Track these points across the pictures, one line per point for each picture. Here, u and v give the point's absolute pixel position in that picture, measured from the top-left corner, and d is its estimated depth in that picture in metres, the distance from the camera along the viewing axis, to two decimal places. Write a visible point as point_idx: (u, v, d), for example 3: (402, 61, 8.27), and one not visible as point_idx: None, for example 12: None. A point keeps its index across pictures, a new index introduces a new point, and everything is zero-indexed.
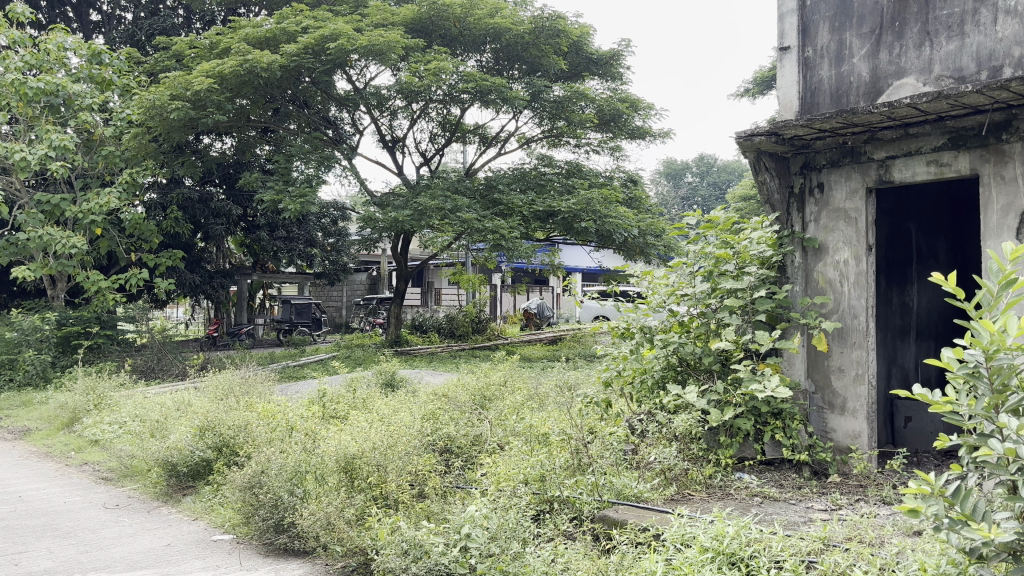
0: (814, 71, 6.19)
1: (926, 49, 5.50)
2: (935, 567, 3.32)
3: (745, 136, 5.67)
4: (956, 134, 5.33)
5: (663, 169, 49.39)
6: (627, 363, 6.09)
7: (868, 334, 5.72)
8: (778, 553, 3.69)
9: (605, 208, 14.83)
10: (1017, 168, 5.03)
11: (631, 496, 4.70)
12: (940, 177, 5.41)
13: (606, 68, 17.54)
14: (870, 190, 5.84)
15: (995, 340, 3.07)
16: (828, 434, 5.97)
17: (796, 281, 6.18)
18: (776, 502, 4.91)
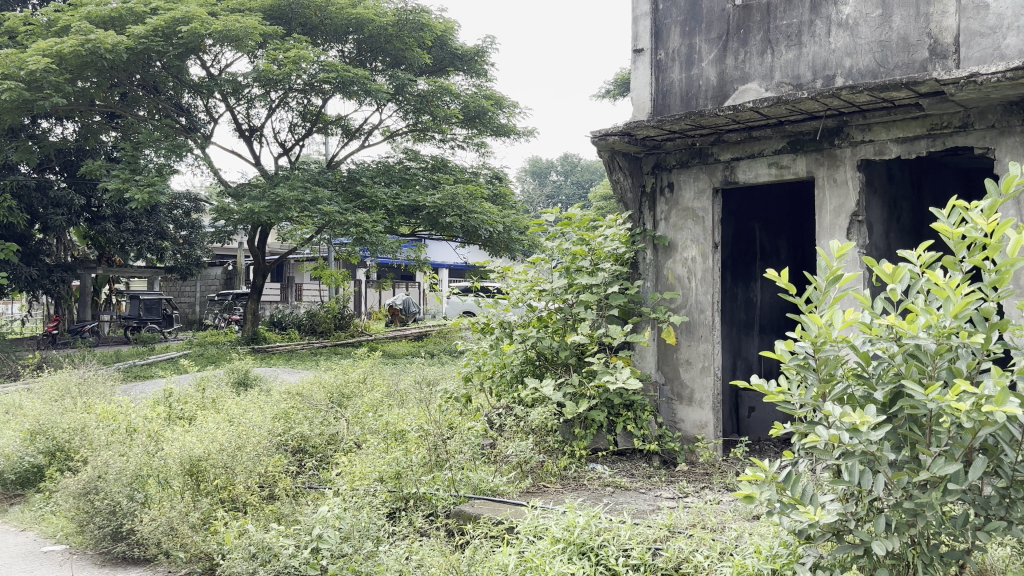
0: (665, 74, 6.39)
1: (768, 57, 5.79)
2: (768, 549, 3.51)
3: (601, 135, 5.79)
4: (794, 138, 5.63)
5: (529, 167, 50.03)
6: (487, 358, 6.09)
7: (713, 328, 5.99)
8: (625, 541, 3.79)
9: (470, 204, 14.87)
10: (848, 171, 5.40)
11: (487, 490, 4.69)
12: (779, 179, 5.71)
13: (470, 64, 17.59)
14: (716, 190, 6.09)
15: (822, 333, 3.24)
16: (677, 424, 6.20)
17: (647, 278, 6.38)
18: (627, 492, 5.06)
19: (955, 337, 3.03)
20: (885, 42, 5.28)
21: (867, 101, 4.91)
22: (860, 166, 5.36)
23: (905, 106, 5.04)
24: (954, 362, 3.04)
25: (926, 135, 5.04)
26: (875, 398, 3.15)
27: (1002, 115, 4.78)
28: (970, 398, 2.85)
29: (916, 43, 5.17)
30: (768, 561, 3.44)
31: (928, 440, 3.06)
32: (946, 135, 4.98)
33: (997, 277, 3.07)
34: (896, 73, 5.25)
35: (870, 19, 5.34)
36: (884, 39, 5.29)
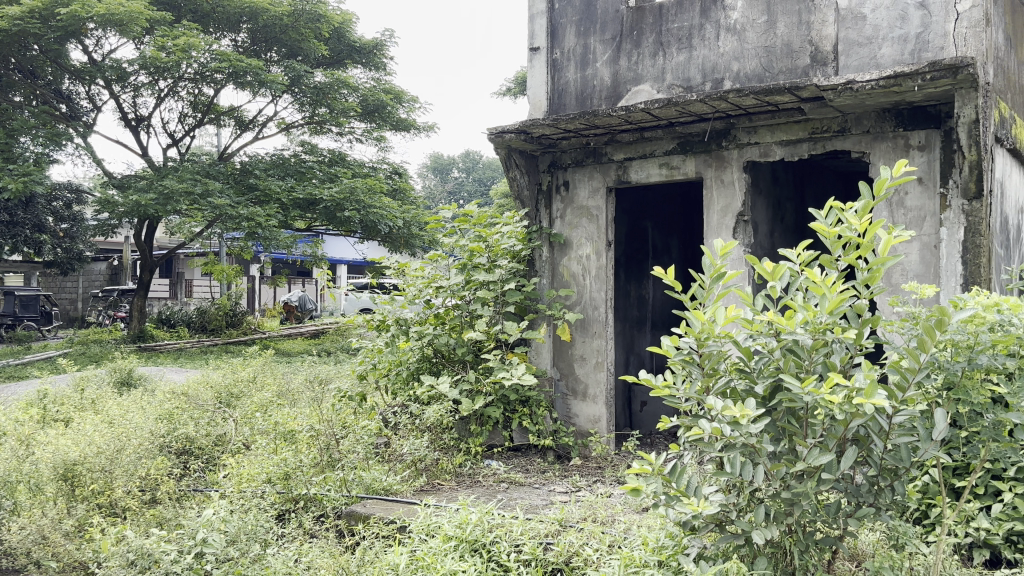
0: (561, 73, 6.44)
1: (660, 59, 5.92)
2: (655, 541, 3.59)
3: (497, 132, 5.79)
4: (684, 139, 5.78)
5: (430, 163, 49.87)
6: (383, 355, 5.98)
7: (607, 325, 6.09)
8: (518, 537, 3.81)
9: (369, 199, 14.67)
10: (735, 173, 5.58)
11: (380, 490, 4.63)
12: (670, 179, 5.85)
13: (369, 57, 17.38)
14: (610, 189, 6.19)
15: (705, 329, 3.31)
16: (571, 419, 6.28)
17: (542, 275, 6.43)
18: (522, 487, 5.10)
19: (829, 333, 3.16)
20: (770, 48, 5.47)
21: (753, 105, 5.07)
22: (746, 167, 5.55)
23: (788, 110, 5.24)
24: (829, 356, 3.18)
25: (808, 138, 5.27)
26: (756, 391, 3.25)
27: (876, 121, 5.06)
28: (842, 391, 2.99)
29: (798, 50, 5.37)
30: (654, 553, 3.52)
31: (804, 432, 3.18)
32: (826, 138, 5.23)
33: (869, 274, 3.20)
34: (779, 78, 5.44)
35: (756, 25, 5.52)
36: (769, 45, 5.48)
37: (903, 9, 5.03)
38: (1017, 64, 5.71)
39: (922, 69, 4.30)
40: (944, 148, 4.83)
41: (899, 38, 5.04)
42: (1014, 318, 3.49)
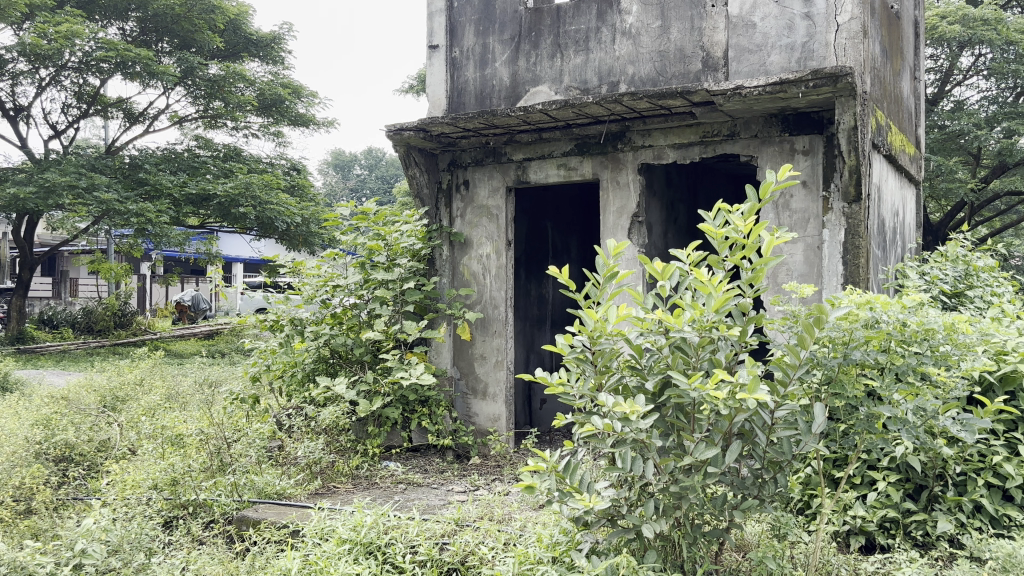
0: (460, 72, 6.43)
1: (557, 61, 5.99)
2: (549, 537, 3.62)
3: (396, 129, 5.73)
4: (582, 141, 5.86)
5: (331, 160, 49.20)
6: (276, 356, 5.84)
7: (506, 324, 6.12)
8: (413, 538, 3.78)
9: (266, 195, 14.31)
10: (630, 175, 5.69)
11: (272, 494, 4.53)
12: (568, 180, 5.93)
13: (267, 50, 16.98)
14: (510, 189, 6.22)
15: (598, 326, 3.36)
16: (470, 417, 6.28)
17: (442, 274, 6.41)
18: (420, 487, 5.07)
19: (715, 330, 3.26)
20: (664, 52, 5.60)
21: (647, 108, 5.18)
22: (641, 169, 5.67)
23: (681, 115, 5.38)
24: (715, 353, 3.27)
25: (699, 142, 5.43)
26: (647, 388, 3.32)
27: (763, 126, 5.24)
28: (727, 387, 3.09)
29: (691, 55, 5.52)
30: (548, 549, 3.55)
31: (691, 427, 3.26)
32: (716, 142, 5.40)
33: (753, 274, 3.32)
34: (673, 83, 5.58)
35: (651, 30, 5.64)
36: (663, 49, 5.61)
37: (790, 19, 5.23)
38: (892, 75, 6.03)
39: (805, 77, 4.48)
40: (826, 153, 5.05)
41: (787, 47, 5.25)
42: (886, 315, 3.67)
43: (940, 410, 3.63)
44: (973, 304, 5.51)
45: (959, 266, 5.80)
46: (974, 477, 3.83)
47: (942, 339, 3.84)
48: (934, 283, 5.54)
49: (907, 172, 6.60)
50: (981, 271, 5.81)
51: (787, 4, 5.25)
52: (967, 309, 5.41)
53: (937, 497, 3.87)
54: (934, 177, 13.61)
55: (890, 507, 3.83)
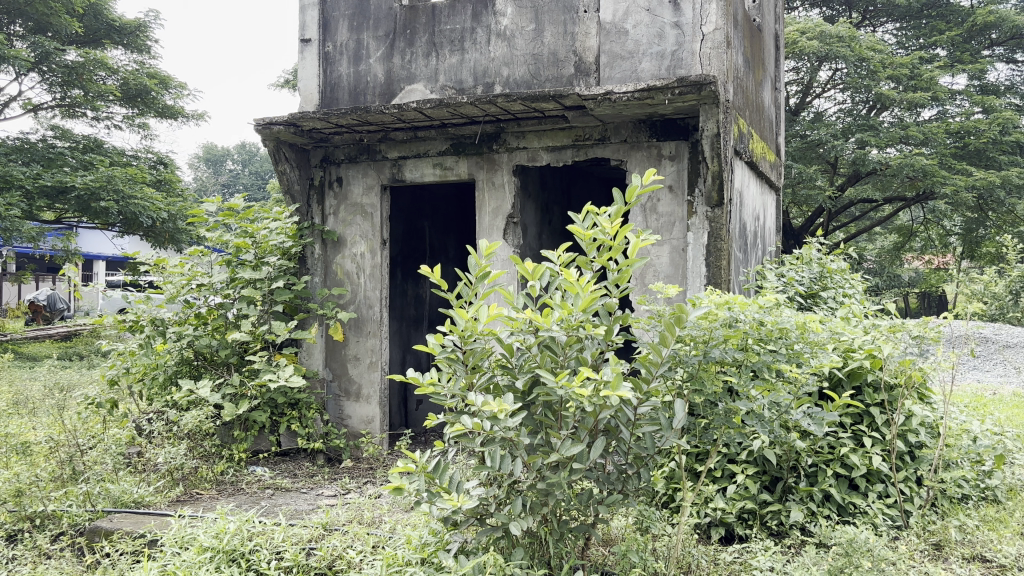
0: (333, 67, 6.32)
1: (433, 59, 5.96)
2: (418, 539, 3.60)
3: (265, 124, 5.56)
4: (457, 141, 5.86)
5: (202, 154, 47.49)
6: (136, 359, 5.47)
7: (381, 324, 6.06)
8: (278, 544, 3.69)
9: (129, 189, 13.64)
10: (505, 176, 5.74)
11: (130, 502, 4.32)
12: (443, 179, 5.92)
13: (131, 38, 16.20)
14: (385, 187, 6.16)
15: (469, 326, 3.35)
16: (343, 420, 6.17)
17: (314, 273, 6.27)
18: (288, 493, 4.96)
19: (582, 329, 3.31)
20: (538, 55, 5.67)
21: (520, 110, 5.23)
22: (515, 171, 5.72)
23: (554, 118, 5.46)
24: (582, 352, 3.33)
25: (572, 145, 5.53)
26: (516, 387, 3.35)
27: (632, 131, 5.39)
28: (592, 385, 3.13)
29: (564, 59, 5.61)
30: (417, 550, 3.53)
31: (559, 425, 3.31)
32: (588, 146, 5.51)
33: (620, 274, 3.39)
34: (547, 85, 5.66)
35: (525, 32, 5.70)
36: (537, 52, 5.67)
37: (660, 28, 5.40)
38: (754, 86, 6.30)
39: (672, 84, 4.62)
40: (691, 159, 5.24)
41: (657, 55, 5.41)
42: (743, 314, 3.83)
43: (792, 404, 3.82)
44: (826, 304, 5.83)
45: (814, 268, 6.13)
46: (824, 468, 4.07)
47: (796, 338, 4.04)
48: (791, 284, 5.83)
49: (768, 178, 6.92)
50: (834, 273, 6.16)
51: (657, 12, 5.40)
52: (820, 309, 5.73)
53: (791, 488, 4.08)
54: (795, 184, 14.33)
55: (748, 499, 4.00)
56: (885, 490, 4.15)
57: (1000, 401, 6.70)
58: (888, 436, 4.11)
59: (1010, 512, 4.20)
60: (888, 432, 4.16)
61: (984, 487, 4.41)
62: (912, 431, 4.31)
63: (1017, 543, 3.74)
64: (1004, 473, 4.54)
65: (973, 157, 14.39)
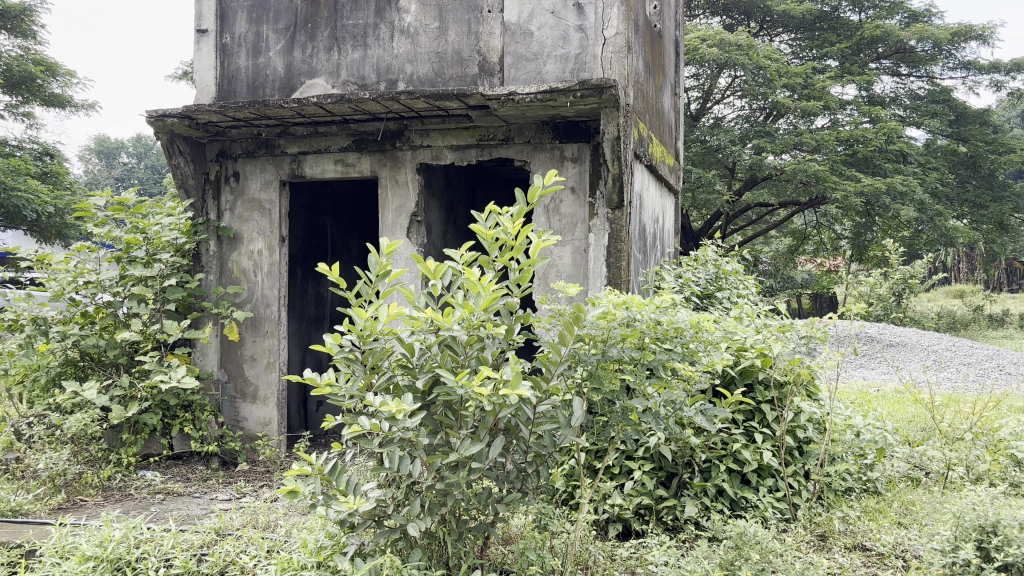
0: (231, 60, 6.14)
1: (334, 54, 5.86)
2: (314, 542, 3.54)
3: (157, 115, 5.36)
4: (359, 137, 5.78)
5: (94, 145, 45.47)
6: (15, 360, 5.18)
7: (279, 323, 5.93)
8: (168, 551, 3.56)
9: (12, 181, 12.94)
10: (409, 174, 5.70)
11: (7, 511, 4.11)
12: (345, 176, 5.84)
13: (15, 23, 15.40)
14: (284, 183, 6.03)
15: (369, 326, 3.29)
16: (239, 422, 6.00)
17: (209, 270, 6.08)
18: (179, 498, 4.80)
19: (482, 329, 3.30)
20: (442, 53, 5.65)
21: (423, 108, 5.19)
22: (418, 169, 5.69)
23: (458, 117, 5.45)
24: (482, 351, 3.32)
25: (476, 145, 5.53)
26: (416, 386, 3.31)
27: (536, 133, 5.43)
28: (491, 383, 3.12)
29: (468, 58, 5.61)
30: (313, 554, 3.46)
31: (458, 424, 3.29)
32: (492, 146, 5.52)
33: (521, 274, 3.40)
34: (450, 84, 5.64)
35: (429, 30, 5.67)
36: (440, 50, 5.65)
37: (564, 31, 5.46)
38: (654, 91, 6.42)
39: (574, 87, 4.68)
40: (593, 161, 5.34)
41: (562, 57, 5.46)
42: (640, 314, 3.91)
43: (686, 402, 3.92)
44: (721, 304, 5.99)
45: (710, 270, 6.30)
46: (717, 464, 4.19)
47: (689, 337, 4.15)
48: (688, 284, 5.99)
49: (667, 181, 7.07)
50: (729, 274, 6.34)
51: (562, 15, 5.46)
52: (716, 308, 5.89)
53: (686, 483, 4.19)
54: (695, 188, 14.71)
55: (644, 495, 4.09)
56: (775, 484, 4.30)
57: (883, 397, 7.04)
58: (778, 432, 4.26)
59: (889, 502, 4.41)
60: (778, 428, 4.32)
61: (866, 479, 4.65)
62: (800, 427, 4.47)
63: (895, 532, 3.94)
64: (884, 466, 4.77)
65: (861, 164, 15.08)
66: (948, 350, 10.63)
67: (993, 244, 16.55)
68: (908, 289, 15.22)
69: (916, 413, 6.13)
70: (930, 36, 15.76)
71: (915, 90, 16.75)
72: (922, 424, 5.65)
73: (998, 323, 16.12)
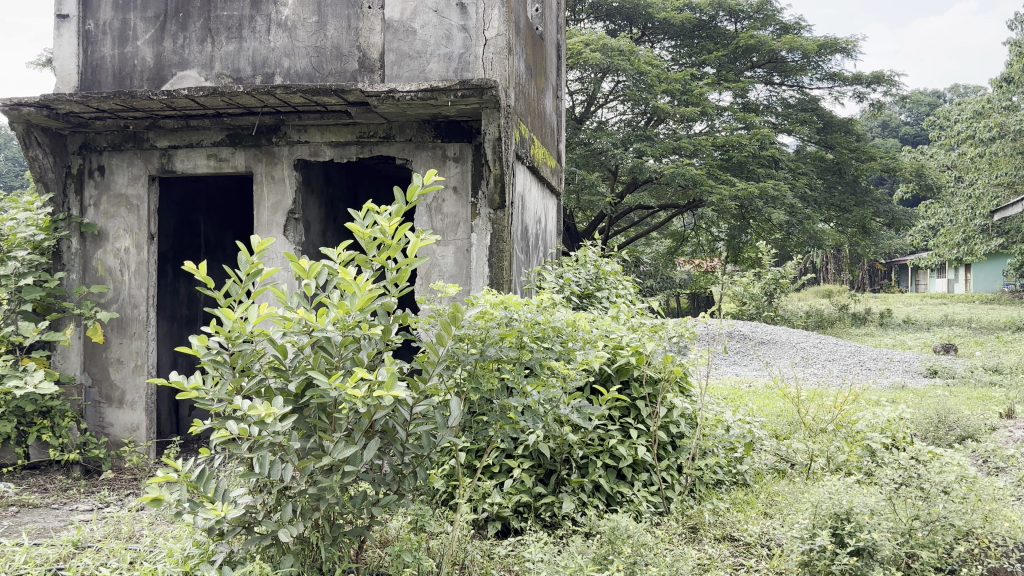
0: (95, 48, 5.84)
1: (208, 46, 5.66)
2: (180, 551, 3.39)
3: (12, 105, 5.04)
4: (233, 132, 5.60)
5: None
6: None
7: (147, 325, 5.69)
8: (20, 567, 3.34)
9: None
10: (286, 170, 5.57)
11: None
12: (218, 171, 5.65)
13: None
14: (153, 178, 5.78)
15: (237, 327, 3.20)
16: (103, 428, 5.71)
17: (71, 269, 5.76)
18: (35, 509, 4.54)
19: (358, 329, 3.24)
20: (321, 48, 5.54)
21: (301, 103, 5.07)
22: (296, 165, 5.57)
23: (336, 113, 5.36)
24: (358, 352, 3.26)
25: (355, 142, 5.46)
26: (288, 389, 3.20)
27: (417, 131, 5.41)
28: (366, 385, 3.05)
29: (347, 54, 5.53)
30: (179, 564, 3.32)
31: (332, 427, 3.21)
32: (372, 143, 5.46)
33: (399, 274, 3.36)
34: (329, 80, 5.55)
35: (307, 24, 5.56)
36: (319, 45, 5.55)
37: (447, 30, 5.46)
38: (535, 93, 6.50)
39: (455, 86, 4.67)
40: (474, 161, 5.37)
41: (444, 56, 5.46)
42: (517, 313, 3.94)
43: (564, 399, 3.96)
44: (601, 304, 6.11)
45: (590, 270, 6.42)
46: (594, 460, 4.29)
47: (567, 336, 4.19)
48: (568, 285, 6.08)
49: (548, 182, 7.16)
50: (608, 275, 6.47)
51: (445, 15, 5.46)
52: (595, 308, 6.00)
53: (564, 480, 4.26)
54: (580, 190, 14.92)
55: (523, 493, 4.13)
56: (649, 478, 4.43)
57: (753, 393, 7.35)
58: (651, 428, 4.39)
59: (756, 493, 4.59)
60: (652, 425, 4.46)
61: (735, 472, 4.82)
62: (673, 423, 4.61)
63: (761, 522, 4.11)
64: (752, 459, 4.97)
65: (736, 169, 15.75)
66: (814, 347, 11.17)
67: (856, 246, 17.54)
68: (778, 289, 15.97)
69: (783, 407, 6.44)
70: (799, 47, 16.47)
71: (787, 99, 17.58)
72: (788, 417, 5.93)
73: (861, 321, 17.09)
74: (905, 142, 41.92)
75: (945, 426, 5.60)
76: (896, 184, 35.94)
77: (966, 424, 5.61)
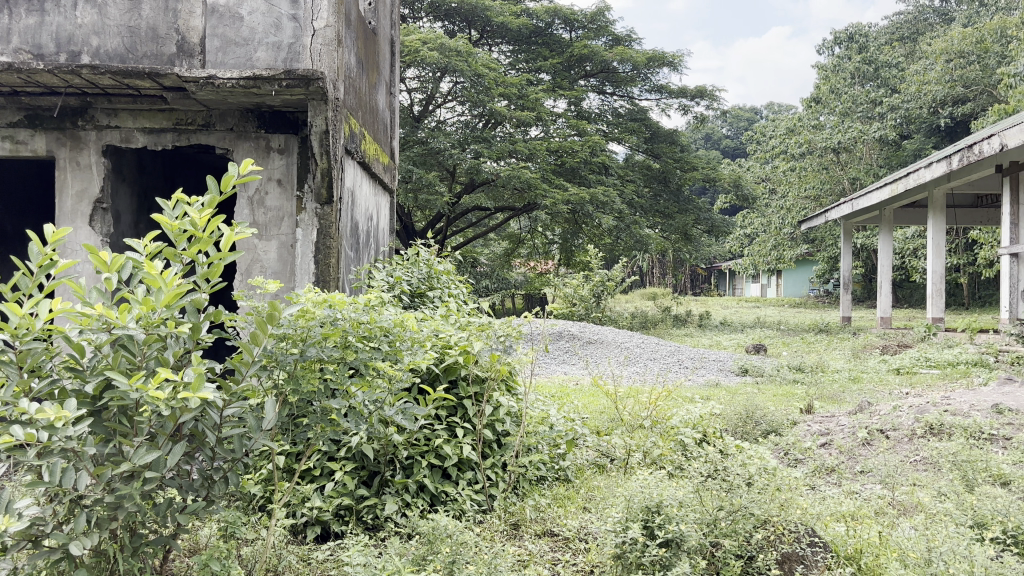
0: None
1: (4, 17, 5.19)
2: None
3: None
4: (32, 112, 5.24)
5: None
6: None
7: None
8: None
9: None
10: (92, 156, 5.27)
11: None
12: (14, 154, 5.27)
13: None
14: None
15: (24, 324, 2.89)
16: None
17: None
18: None
19: (163, 327, 3.05)
20: (134, 28, 5.23)
21: (110, 85, 4.76)
22: (104, 151, 5.28)
23: (151, 98, 5.09)
24: (163, 351, 3.06)
25: (171, 129, 5.23)
26: (84, 392, 2.93)
27: (238, 120, 5.28)
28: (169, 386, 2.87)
29: (164, 36, 5.24)
30: None
31: (134, 431, 3.01)
32: (189, 131, 5.25)
33: (210, 268, 3.16)
34: (144, 62, 5.24)
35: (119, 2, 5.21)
36: (133, 25, 5.23)
37: (277, 18, 5.27)
38: (367, 88, 6.38)
39: (279, 76, 4.53)
40: (300, 154, 5.26)
41: (272, 45, 5.27)
42: (340, 313, 3.84)
43: (388, 400, 3.89)
44: (431, 303, 6.09)
45: (422, 269, 6.38)
46: (419, 460, 4.26)
47: (394, 335, 4.14)
48: (399, 283, 6.02)
49: (382, 179, 7.06)
50: (441, 274, 6.45)
51: (274, 3, 5.27)
52: (425, 306, 5.97)
53: (387, 481, 4.19)
54: (416, 189, 14.69)
55: (345, 495, 4.03)
56: (473, 476, 4.45)
57: (579, 391, 7.53)
58: (477, 426, 4.42)
59: (576, 488, 4.70)
60: (476, 423, 4.48)
61: (558, 468, 4.92)
62: (498, 421, 4.67)
63: (579, 516, 4.21)
64: (574, 455, 5.09)
65: (569, 173, 16.25)
66: (637, 347, 11.65)
67: (679, 251, 18.50)
68: (606, 290, 16.54)
69: (605, 404, 6.66)
70: (629, 59, 17.13)
71: (617, 108, 18.21)
72: (609, 414, 6.12)
73: (682, 322, 18.07)
74: (726, 155, 44.73)
75: (752, 421, 5.97)
76: (715, 195, 38.20)
77: (770, 419, 6.01)
